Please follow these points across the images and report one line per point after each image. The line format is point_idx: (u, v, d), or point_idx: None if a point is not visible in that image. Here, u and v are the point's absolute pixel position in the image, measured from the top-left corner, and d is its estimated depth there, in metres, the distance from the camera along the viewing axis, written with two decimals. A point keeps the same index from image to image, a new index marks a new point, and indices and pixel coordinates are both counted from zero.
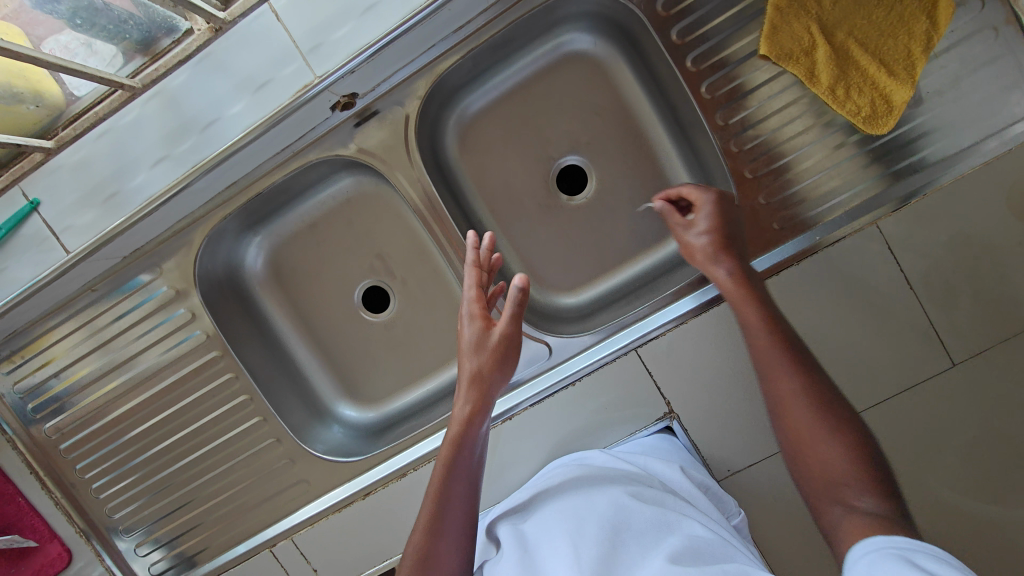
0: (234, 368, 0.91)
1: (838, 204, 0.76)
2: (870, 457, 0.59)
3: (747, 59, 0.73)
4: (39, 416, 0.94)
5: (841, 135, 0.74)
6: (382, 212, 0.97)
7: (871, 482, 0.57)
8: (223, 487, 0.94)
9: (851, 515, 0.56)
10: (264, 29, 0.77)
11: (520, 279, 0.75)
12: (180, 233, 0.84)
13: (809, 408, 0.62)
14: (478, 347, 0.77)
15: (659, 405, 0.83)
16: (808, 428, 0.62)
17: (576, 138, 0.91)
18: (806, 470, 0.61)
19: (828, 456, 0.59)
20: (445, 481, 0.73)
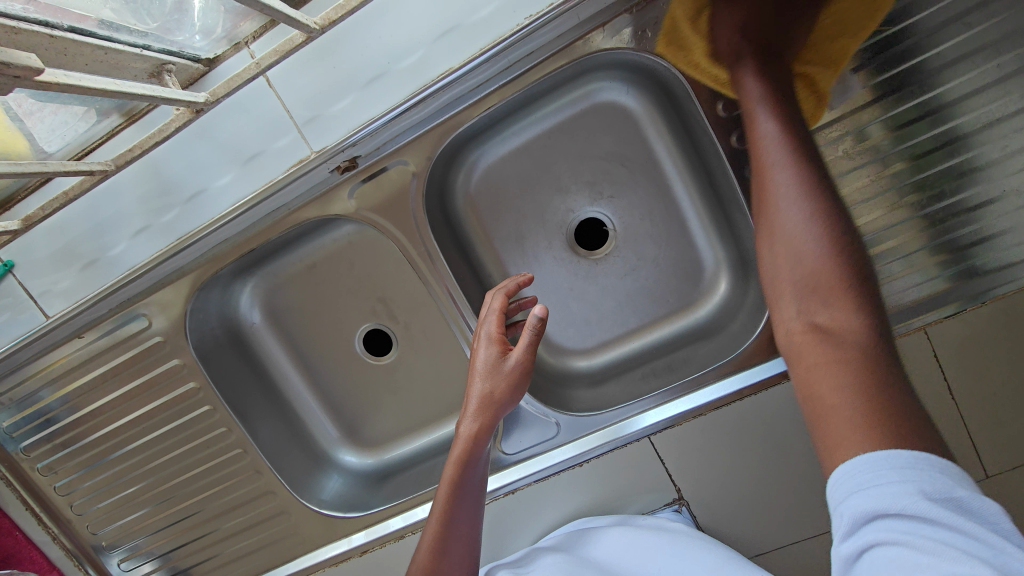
0: (228, 422, 0.88)
1: (902, 297, 0.71)
2: (859, 291, 0.47)
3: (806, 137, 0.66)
4: (30, 454, 0.92)
5: (913, 226, 0.68)
6: (385, 256, 0.89)
7: (854, 294, 0.46)
8: (219, 532, 0.93)
9: (819, 341, 0.46)
10: (262, 100, 0.73)
11: (538, 310, 0.67)
12: (171, 288, 0.79)
13: (809, 235, 0.49)
14: (493, 371, 0.70)
15: (669, 491, 0.79)
16: (809, 254, 0.48)
17: (599, 193, 0.83)
18: (786, 277, 0.50)
19: (797, 249, 0.49)
20: (449, 504, 0.68)
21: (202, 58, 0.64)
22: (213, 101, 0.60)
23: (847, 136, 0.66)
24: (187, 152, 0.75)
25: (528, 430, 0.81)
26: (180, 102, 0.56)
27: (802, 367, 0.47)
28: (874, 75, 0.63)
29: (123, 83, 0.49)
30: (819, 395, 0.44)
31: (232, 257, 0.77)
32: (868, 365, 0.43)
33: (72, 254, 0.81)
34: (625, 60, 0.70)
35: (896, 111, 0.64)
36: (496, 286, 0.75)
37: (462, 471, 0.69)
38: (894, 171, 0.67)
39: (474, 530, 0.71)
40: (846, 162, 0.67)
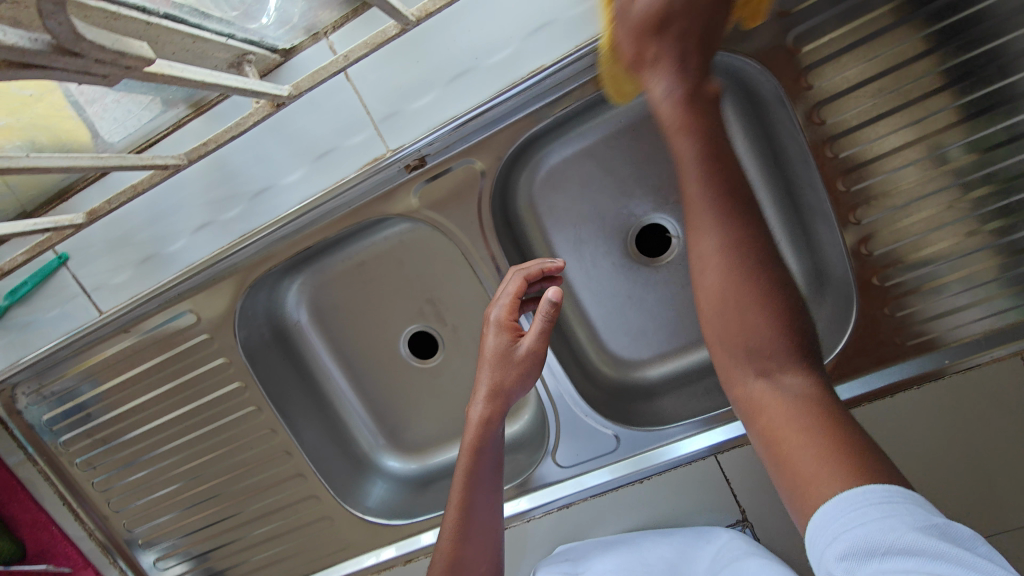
0: (272, 423, 0.86)
1: (971, 329, 0.68)
2: (802, 346, 0.50)
3: (877, 160, 0.65)
4: (69, 449, 0.90)
5: (984, 257, 0.66)
6: (436, 258, 0.87)
7: (798, 355, 0.49)
8: (262, 534, 0.90)
9: (776, 401, 0.48)
10: (339, 100, 0.70)
11: (554, 293, 0.64)
12: (222, 285, 0.77)
13: (739, 275, 0.50)
14: (503, 360, 0.68)
15: (731, 512, 0.75)
16: (748, 300, 0.50)
17: (665, 199, 0.80)
18: (730, 340, 0.51)
19: (754, 323, 0.49)
20: (468, 493, 0.67)
21: (279, 48, 0.63)
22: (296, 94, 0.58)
23: (925, 159, 0.64)
24: (248, 147, 0.73)
25: (586, 444, 0.78)
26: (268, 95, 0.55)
27: (762, 426, 0.48)
28: (959, 96, 0.62)
29: (221, 77, 0.49)
30: (787, 457, 0.45)
31: (286, 255, 0.75)
32: (816, 425, 0.45)
33: (126, 248, 0.79)
34: None
35: (983, 133, 0.63)
36: (517, 268, 0.71)
37: (476, 458, 0.67)
38: (974, 198, 0.65)
39: (494, 516, 0.70)
40: (915, 189, 0.65)
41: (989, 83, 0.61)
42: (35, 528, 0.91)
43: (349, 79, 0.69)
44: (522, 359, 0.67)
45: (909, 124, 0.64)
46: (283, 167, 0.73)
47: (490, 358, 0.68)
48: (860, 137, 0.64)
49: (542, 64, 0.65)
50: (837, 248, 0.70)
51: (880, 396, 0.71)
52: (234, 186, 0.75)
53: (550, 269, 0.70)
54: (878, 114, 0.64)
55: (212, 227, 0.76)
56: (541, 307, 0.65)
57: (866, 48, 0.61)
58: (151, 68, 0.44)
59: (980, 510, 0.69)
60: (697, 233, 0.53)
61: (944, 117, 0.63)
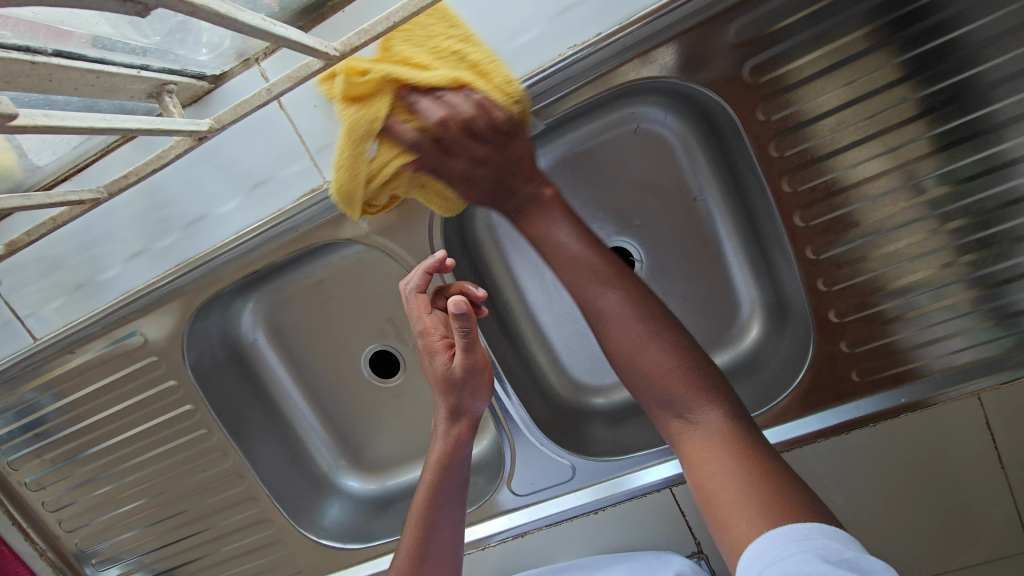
0: (223, 445, 0.84)
1: (952, 360, 0.66)
2: (712, 383, 0.52)
3: (854, 187, 0.63)
4: (18, 469, 0.88)
5: (960, 289, 0.64)
6: (394, 277, 0.84)
7: (709, 391, 0.52)
8: (216, 556, 0.89)
9: (705, 454, 0.49)
10: (275, 125, 0.69)
11: (458, 301, 0.57)
12: (168, 307, 0.75)
13: (630, 321, 0.53)
14: (445, 383, 0.63)
15: (687, 542, 0.74)
16: (661, 362, 0.52)
17: (627, 222, 0.77)
18: (644, 381, 0.53)
19: (654, 362, 0.52)
20: (428, 512, 0.64)
21: (207, 75, 0.61)
22: (218, 129, 0.48)
23: (895, 191, 0.62)
24: (195, 166, 0.71)
25: (541, 473, 0.77)
26: (180, 133, 0.46)
27: (695, 474, 0.50)
28: (935, 125, 0.60)
29: (114, 118, 0.41)
30: (709, 491, 0.48)
31: (233, 278, 0.72)
32: (737, 463, 0.48)
33: (68, 269, 0.77)
34: (668, 87, 0.65)
35: (953, 166, 0.61)
36: (411, 282, 0.65)
37: (440, 476, 0.64)
38: (951, 230, 0.63)
39: (456, 532, 0.67)
40: (897, 216, 0.63)
41: (969, 111, 0.59)
42: None
43: (282, 107, 0.68)
44: (455, 371, 0.63)
45: (888, 151, 0.61)
46: (219, 198, 0.71)
47: (431, 378, 0.64)
48: (844, 159, 0.62)
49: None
50: (796, 282, 0.69)
51: (843, 430, 0.69)
52: (179, 207, 0.73)
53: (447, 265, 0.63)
54: (868, 134, 0.61)
55: (155, 249, 0.74)
56: (453, 321, 0.59)
57: (834, 76, 0.59)
58: (17, 120, 0.36)
59: (928, 543, 0.69)
60: (592, 292, 0.55)
61: (920, 146, 0.61)
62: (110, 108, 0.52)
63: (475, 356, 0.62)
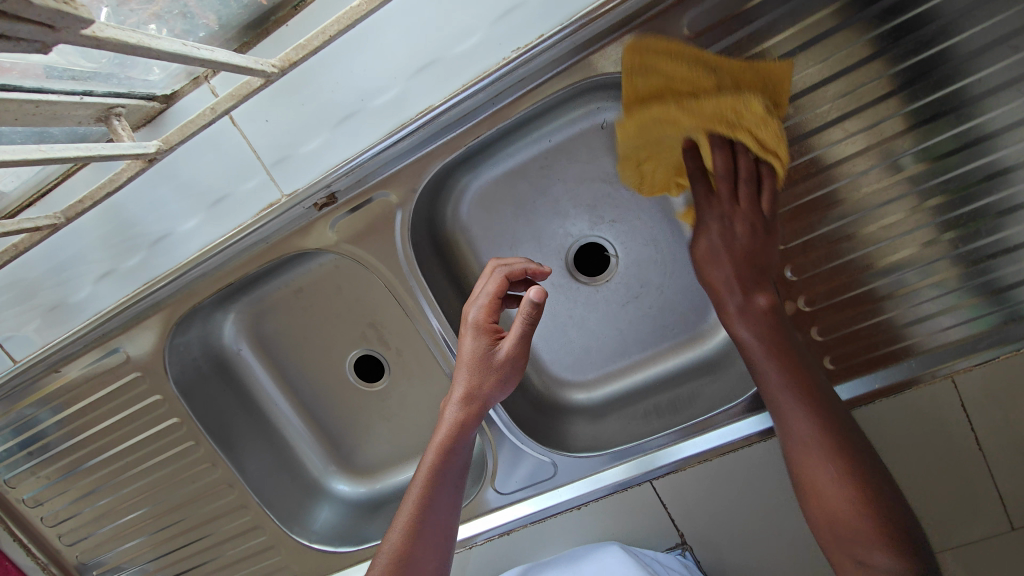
0: (212, 456, 0.85)
1: (941, 339, 0.66)
2: (897, 532, 0.48)
3: (836, 166, 0.63)
4: (16, 486, 0.90)
5: (946, 266, 0.64)
6: (372, 282, 0.85)
7: (888, 537, 0.48)
8: (213, 564, 0.90)
9: (820, 498, 0.50)
10: (226, 143, 0.69)
11: (537, 289, 0.60)
12: (147, 323, 0.76)
13: (766, 357, 0.56)
14: (483, 363, 0.65)
15: (670, 535, 0.75)
16: (774, 377, 0.55)
17: (600, 216, 0.77)
18: (778, 419, 0.55)
19: (792, 423, 0.53)
20: (429, 491, 0.63)
21: (157, 95, 0.61)
22: (167, 149, 0.51)
23: (879, 167, 0.62)
24: (163, 183, 0.72)
25: (524, 470, 0.78)
26: (127, 156, 0.48)
27: None
28: (908, 101, 0.59)
29: (51, 148, 0.43)
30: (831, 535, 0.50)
31: (210, 292, 0.73)
32: (861, 512, 0.48)
33: (45, 290, 0.78)
34: (621, 84, 0.65)
35: (931, 141, 0.60)
36: (498, 265, 0.68)
37: (447, 456, 0.64)
38: (932, 206, 0.62)
39: (451, 518, 0.65)
40: (878, 195, 0.63)
41: (942, 86, 0.58)
42: None
43: (234, 123, 0.68)
44: (493, 356, 0.65)
45: (867, 129, 0.61)
46: (179, 216, 0.72)
47: (467, 357, 0.66)
48: (824, 138, 0.62)
49: (430, 105, 0.64)
50: None
51: None
52: (148, 224, 0.73)
53: (534, 272, 0.67)
54: (843, 114, 0.61)
55: (128, 267, 0.75)
56: (521, 306, 0.62)
57: (809, 55, 0.59)
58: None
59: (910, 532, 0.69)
60: (732, 327, 0.59)
61: (894, 124, 0.60)
62: (53, 134, 0.53)
63: (527, 350, 0.65)
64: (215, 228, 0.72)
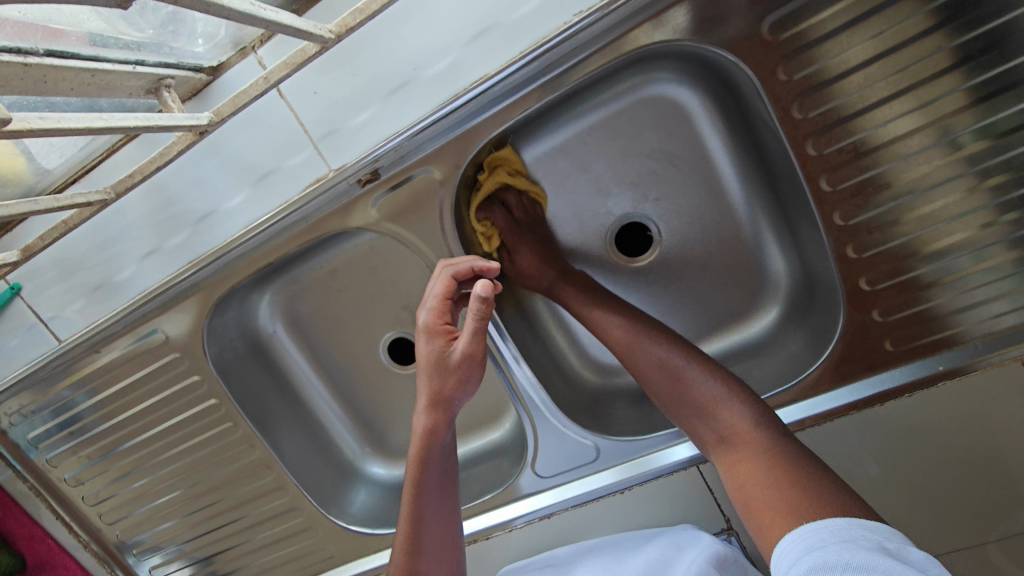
0: (250, 438, 0.85)
1: (975, 330, 0.64)
2: (745, 400, 0.59)
3: (883, 148, 0.59)
4: (57, 466, 0.90)
5: (1001, 250, 0.61)
6: (408, 264, 0.83)
7: (749, 405, 0.58)
8: (252, 543, 0.91)
9: (730, 449, 0.57)
10: (278, 116, 0.68)
11: (481, 288, 0.58)
12: (185, 303, 0.75)
13: (653, 352, 0.64)
14: (439, 366, 0.63)
15: (716, 521, 0.73)
16: (645, 366, 0.64)
17: (644, 193, 0.75)
18: (676, 400, 0.62)
19: (704, 390, 0.61)
20: (415, 507, 0.64)
21: (205, 66, 0.62)
22: (218, 120, 0.50)
23: (932, 147, 0.58)
24: (198, 163, 0.71)
25: (564, 454, 0.76)
26: (181, 127, 0.47)
27: (739, 489, 0.54)
28: (971, 76, 0.55)
29: (110, 116, 0.42)
30: (749, 496, 0.53)
31: (248, 272, 0.73)
32: (792, 478, 0.51)
33: (83, 270, 0.78)
34: (679, 54, 0.62)
35: (995, 117, 0.56)
36: (444, 265, 0.66)
37: (422, 468, 0.65)
38: (988, 187, 0.59)
39: (450, 527, 0.66)
40: (925, 179, 0.60)
41: (1006, 61, 0.54)
42: (32, 542, 0.93)
43: (283, 95, 0.67)
44: (447, 359, 0.63)
45: (918, 108, 0.57)
46: (224, 193, 0.71)
47: (423, 365, 0.65)
48: (889, 110, 0.58)
49: (484, 74, 0.62)
50: (822, 250, 0.67)
51: (884, 399, 0.67)
52: (186, 202, 0.72)
53: (482, 268, 0.65)
54: (901, 88, 0.57)
55: (168, 247, 0.74)
56: (471, 306, 0.60)
57: (865, 26, 0.55)
58: (12, 122, 0.36)
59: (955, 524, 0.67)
60: (592, 311, 0.69)
61: (953, 100, 0.56)
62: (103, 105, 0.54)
63: (481, 345, 0.62)
64: (261, 206, 0.71)
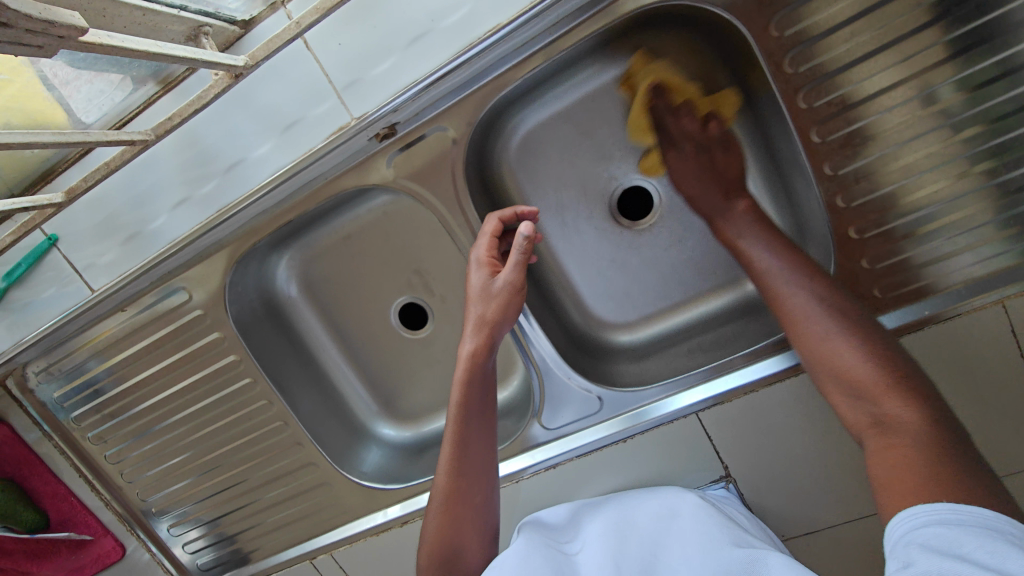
0: (268, 394, 0.89)
1: (955, 278, 0.68)
2: (910, 383, 0.51)
3: (867, 101, 0.63)
4: (80, 424, 0.94)
5: (975, 199, 0.64)
6: (419, 228, 0.87)
7: (903, 391, 0.51)
8: (268, 499, 0.95)
9: (884, 433, 0.50)
10: (301, 66, 0.71)
11: (526, 229, 0.65)
12: (210, 259, 0.79)
13: (823, 311, 0.57)
14: (484, 294, 0.69)
15: (713, 466, 0.77)
16: (814, 325, 0.57)
17: (645, 155, 0.78)
18: (819, 362, 0.56)
19: (845, 361, 0.54)
20: (460, 427, 0.67)
21: (238, 20, 0.66)
22: (251, 62, 0.65)
23: (910, 102, 0.62)
24: (224, 124, 0.75)
25: (569, 405, 0.80)
26: (220, 64, 0.60)
27: (881, 474, 0.48)
28: (949, 30, 0.59)
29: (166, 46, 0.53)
30: (890, 478, 0.47)
31: (269, 229, 0.77)
32: (933, 457, 0.46)
33: (111, 229, 0.82)
34: (677, 14, 0.66)
35: (969, 71, 0.60)
36: (492, 211, 0.72)
37: (466, 392, 0.68)
38: (965, 138, 0.62)
39: (488, 452, 0.69)
40: (906, 130, 0.63)
41: (979, 15, 0.58)
42: (55, 499, 0.97)
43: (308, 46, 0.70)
44: (494, 290, 0.68)
45: (900, 62, 0.61)
46: (252, 141, 0.75)
47: (473, 294, 0.70)
48: (873, 65, 0.61)
49: (496, 24, 0.64)
50: (815, 202, 0.70)
51: None
52: (211, 161, 0.77)
53: (525, 213, 0.71)
54: (883, 44, 0.60)
55: (193, 204, 0.79)
56: (516, 243, 0.66)
57: None
58: (88, 37, 0.46)
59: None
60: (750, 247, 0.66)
61: (933, 54, 0.60)
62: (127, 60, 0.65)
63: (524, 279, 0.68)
64: (282, 156, 0.75)
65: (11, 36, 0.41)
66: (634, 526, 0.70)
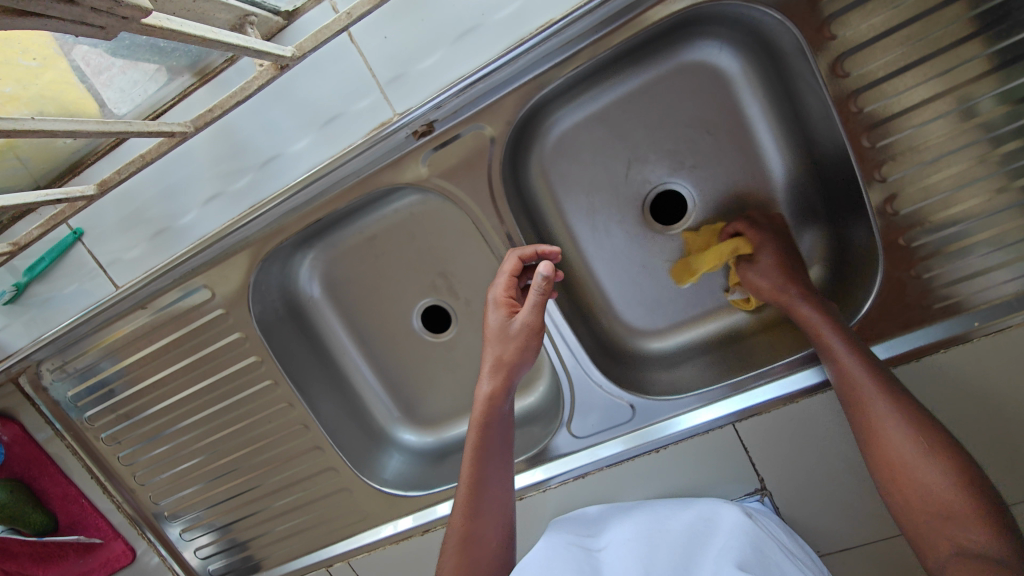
0: (288, 397, 0.87)
1: (998, 292, 0.66)
2: (988, 507, 0.52)
3: (904, 114, 0.62)
4: (93, 424, 0.92)
5: (1022, 212, 0.63)
6: (445, 230, 0.85)
7: (983, 518, 0.52)
8: (284, 505, 0.92)
9: (970, 560, 0.50)
10: (342, 61, 0.70)
11: (544, 268, 0.61)
12: (235, 256, 0.78)
13: (906, 430, 0.58)
14: (502, 335, 0.66)
15: (747, 478, 0.75)
16: (904, 459, 0.56)
17: (680, 159, 0.77)
18: (908, 510, 0.56)
19: (926, 478, 0.55)
20: (474, 470, 0.67)
21: (281, 11, 0.66)
22: (299, 55, 0.61)
23: (954, 112, 0.61)
24: (256, 121, 0.74)
25: (600, 413, 0.78)
26: (270, 54, 0.58)
27: None
28: (992, 43, 0.58)
29: (220, 32, 0.52)
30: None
31: (297, 228, 0.75)
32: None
33: (136, 224, 0.81)
34: (725, 14, 0.65)
35: (1015, 82, 0.59)
36: (512, 249, 0.70)
37: (483, 434, 0.67)
38: (1009, 151, 0.61)
39: (505, 492, 0.69)
40: (942, 144, 0.62)
41: (1023, 29, 0.57)
42: (65, 501, 0.94)
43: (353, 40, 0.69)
44: (510, 332, 0.66)
45: (939, 75, 0.60)
46: (289, 136, 0.74)
47: (490, 335, 0.68)
48: (922, 71, 0.60)
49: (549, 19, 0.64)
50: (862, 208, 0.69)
51: (913, 357, 0.69)
52: (242, 157, 0.76)
53: (545, 252, 0.69)
54: (932, 51, 0.59)
55: (223, 200, 0.77)
56: (534, 282, 0.63)
57: None
58: (149, 19, 0.45)
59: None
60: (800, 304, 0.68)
61: (980, 64, 0.59)
62: (167, 46, 0.65)
63: (541, 320, 0.65)
64: (320, 152, 0.74)
65: (78, 16, 0.41)
66: (669, 530, 0.68)
